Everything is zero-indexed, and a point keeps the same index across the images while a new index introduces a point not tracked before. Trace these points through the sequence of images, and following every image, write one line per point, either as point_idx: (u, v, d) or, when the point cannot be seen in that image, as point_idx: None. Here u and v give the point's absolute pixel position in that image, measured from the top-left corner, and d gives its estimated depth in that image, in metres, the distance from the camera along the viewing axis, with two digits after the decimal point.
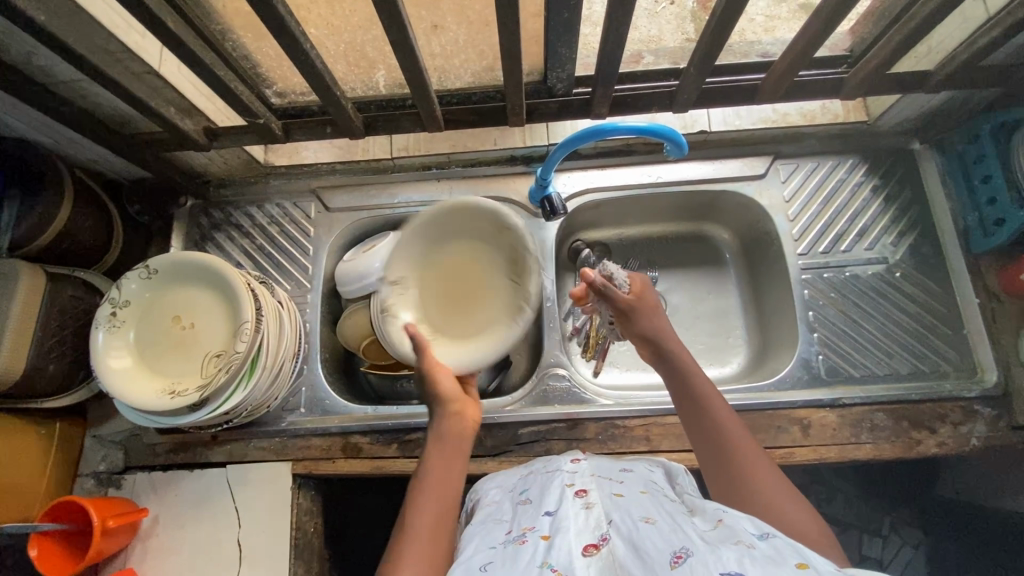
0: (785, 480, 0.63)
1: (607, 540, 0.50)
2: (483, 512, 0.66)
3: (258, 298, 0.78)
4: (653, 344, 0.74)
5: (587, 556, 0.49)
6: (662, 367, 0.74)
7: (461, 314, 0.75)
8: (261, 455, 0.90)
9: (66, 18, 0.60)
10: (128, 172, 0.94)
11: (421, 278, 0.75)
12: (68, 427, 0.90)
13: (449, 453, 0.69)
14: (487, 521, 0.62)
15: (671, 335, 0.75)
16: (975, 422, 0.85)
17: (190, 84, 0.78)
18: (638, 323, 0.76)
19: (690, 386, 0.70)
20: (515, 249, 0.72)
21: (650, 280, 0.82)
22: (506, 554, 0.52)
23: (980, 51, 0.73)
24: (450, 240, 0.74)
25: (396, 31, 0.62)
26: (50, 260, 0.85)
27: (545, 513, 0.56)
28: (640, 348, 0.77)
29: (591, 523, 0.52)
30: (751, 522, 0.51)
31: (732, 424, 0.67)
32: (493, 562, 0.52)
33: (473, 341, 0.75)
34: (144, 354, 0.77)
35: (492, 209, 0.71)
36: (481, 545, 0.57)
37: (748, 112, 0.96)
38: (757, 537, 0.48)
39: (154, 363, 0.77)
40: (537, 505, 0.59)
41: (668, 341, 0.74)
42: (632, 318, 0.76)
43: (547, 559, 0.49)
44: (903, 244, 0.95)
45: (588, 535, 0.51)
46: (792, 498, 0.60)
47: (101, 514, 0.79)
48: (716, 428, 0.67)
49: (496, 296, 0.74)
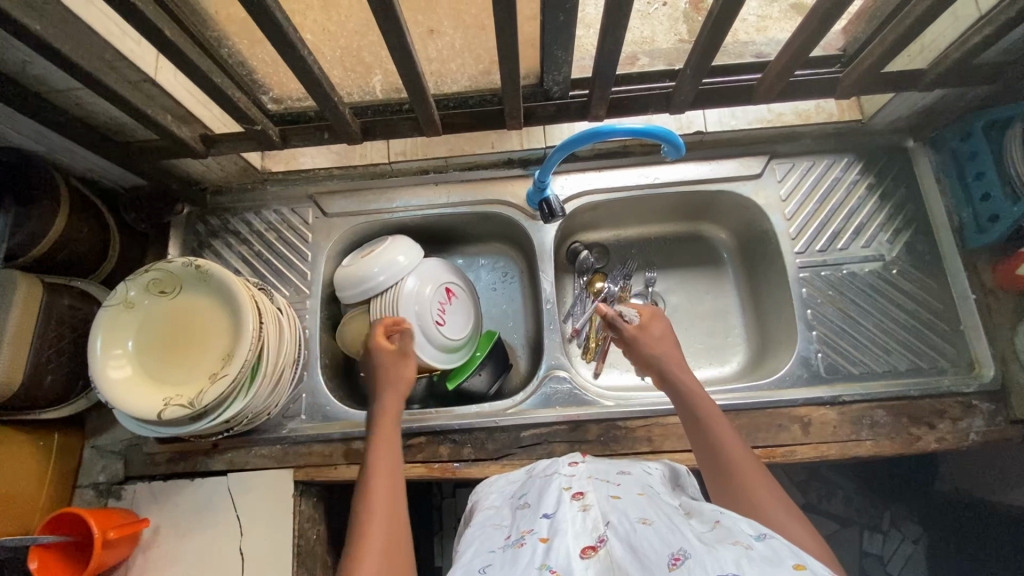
0: (774, 484, 0.63)
1: (604, 542, 0.50)
2: (482, 514, 0.65)
3: (205, 302, 0.79)
4: (657, 370, 0.78)
5: (586, 558, 0.49)
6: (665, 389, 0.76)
7: (219, 333, 0.78)
8: (262, 463, 0.89)
9: (59, 25, 0.59)
10: (124, 179, 0.93)
11: (152, 369, 0.76)
12: (67, 439, 0.89)
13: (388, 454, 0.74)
14: (485, 525, 0.62)
15: (675, 360, 0.78)
16: (973, 416, 0.86)
17: (185, 91, 0.77)
18: (641, 351, 0.79)
19: (689, 405, 0.72)
20: (160, 275, 0.78)
21: (660, 310, 0.85)
22: (503, 559, 0.52)
23: (973, 49, 0.74)
24: (145, 330, 0.77)
25: (393, 36, 0.62)
26: (45, 271, 0.84)
27: (542, 516, 0.56)
28: (648, 375, 0.80)
29: (588, 525, 0.52)
30: (748, 523, 0.51)
31: (728, 433, 0.68)
32: (492, 566, 0.52)
33: (240, 327, 0.76)
34: (130, 353, 0.76)
35: (129, 279, 0.78)
36: (480, 549, 0.57)
37: (744, 111, 0.97)
38: (754, 538, 0.49)
39: (137, 363, 0.76)
40: (535, 508, 0.59)
41: (671, 364, 0.77)
42: (638, 346, 0.80)
43: (546, 561, 0.49)
44: (898, 242, 0.95)
45: (586, 538, 0.51)
46: (782, 504, 0.60)
47: (101, 525, 0.78)
48: (715, 440, 0.68)
49: (222, 304, 0.78)
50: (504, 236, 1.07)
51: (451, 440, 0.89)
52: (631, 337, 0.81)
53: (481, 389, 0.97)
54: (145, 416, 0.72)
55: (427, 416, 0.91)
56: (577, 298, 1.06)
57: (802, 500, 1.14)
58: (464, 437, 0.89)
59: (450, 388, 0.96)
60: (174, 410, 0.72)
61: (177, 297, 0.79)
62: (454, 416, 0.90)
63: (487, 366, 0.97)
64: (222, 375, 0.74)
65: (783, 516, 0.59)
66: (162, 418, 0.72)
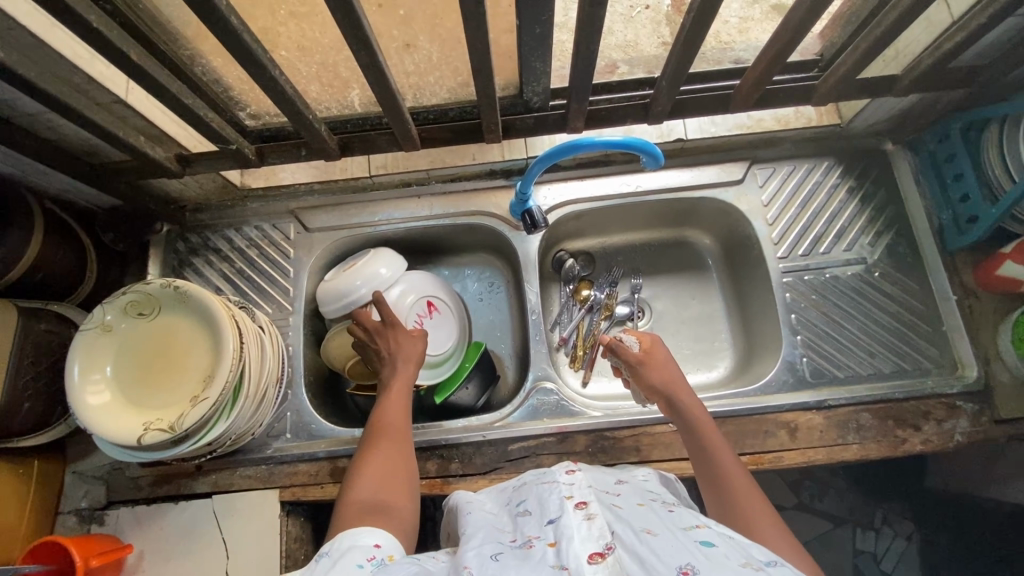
0: (774, 511, 0.63)
1: (612, 549, 0.49)
2: (479, 516, 0.65)
3: (185, 323, 0.78)
4: (662, 397, 0.76)
5: (594, 564, 0.48)
6: (674, 415, 0.75)
7: (199, 352, 0.77)
8: (247, 484, 0.88)
9: (23, 50, 0.58)
10: (99, 199, 0.92)
11: (131, 393, 0.75)
12: (46, 464, 0.88)
13: (400, 404, 0.78)
14: (484, 526, 0.61)
15: (678, 385, 0.76)
16: (958, 418, 0.86)
17: (159, 111, 0.77)
18: (646, 378, 0.77)
19: (694, 433, 0.72)
20: (139, 296, 0.77)
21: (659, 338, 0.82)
22: (513, 556, 0.52)
23: (946, 54, 0.74)
24: (124, 354, 0.76)
25: (365, 55, 0.62)
26: (22, 293, 0.83)
27: (548, 522, 0.56)
28: (654, 400, 0.79)
29: (594, 531, 0.52)
30: (759, 549, 0.51)
31: (729, 459, 0.68)
32: (500, 560, 0.52)
33: (220, 344, 0.75)
34: (108, 379, 0.75)
35: (105, 303, 0.76)
36: (483, 541, 0.57)
37: (723, 119, 0.98)
38: (765, 563, 0.48)
39: (115, 390, 0.75)
40: (538, 514, 0.58)
41: (676, 390, 0.75)
42: (643, 375, 0.77)
43: (558, 560, 0.49)
44: (880, 244, 0.96)
45: (593, 544, 0.50)
46: (778, 528, 0.61)
47: (83, 553, 0.76)
48: (718, 469, 0.68)
49: (201, 323, 0.77)
50: (489, 247, 1.07)
51: (438, 455, 0.89)
52: (633, 363, 0.78)
53: (468, 402, 0.97)
54: (125, 440, 0.71)
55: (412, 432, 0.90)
56: (564, 306, 1.05)
57: (794, 500, 1.14)
58: (452, 451, 0.89)
59: (437, 402, 0.95)
60: (152, 435, 0.71)
61: (156, 319, 0.78)
62: (440, 431, 0.90)
63: (474, 379, 0.96)
64: (202, 397, 0.73)
65: (774, 537, 0.60)
66: (142, 442, 0.71)
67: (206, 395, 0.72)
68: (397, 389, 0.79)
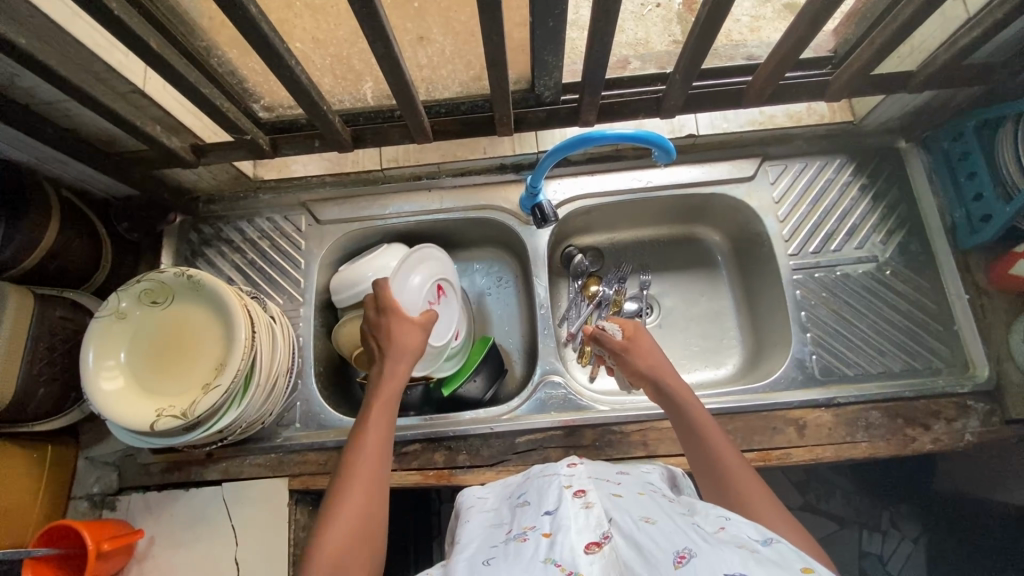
0: (772, 491, 0.63)
1: (608, 538, 0.50)
2: (480, 514, 0.66)
3: (196, 313, 0.79)
4: (650, 381, 0.76)
5: (590, 555, 0.48)
6: (661, 400, 0.75)
7: (209, 343, 0.78)
8: (256, 472, 0.89)
9: (44, 36, 0.59)
10: (114, 189, 0.93)
11: (144, 381, 0.76)
12: (59, 450, 0.89)
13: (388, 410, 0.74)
14: (487, 522, 0.62)
15: (667, 372, 0.76)
16: (969, 417, 0.86)
17: (175, 101, 0.77)
18: (632, 363, 0.78)
19: (685, 423, 0.71)
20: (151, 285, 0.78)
21: (642, 325, 0.84)
22: (508, 552, 0.52)
23: (962, 50, 0.73)
24: (138, 343, 0.77)
25: (381, 46, 0.62)
26: (38, 281, 0.84)
27: (544, 513, 0.56)
28: (641, 387, 0.79)
29: (592, 521, 0.52)
30: (755, 527, 0.50)
31: (723, 446, 0.67)
32: (495, 560, 0.52)
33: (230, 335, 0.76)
34: (119, 367, 0.75)
35: (120, 292, 0.77)
36: (482, 544, 0.57)
37: (735, 114, 0.97)
38: (761, 542, 0.48)
39: (126, 379, 0.75)
40: (536, 505, 0.59)
41: (661, 374, 0.76)
42: (626, 359, 0.79)
43: (550, 555, 0.49)
44: (892, 242, 0.95)
45: (590, 534, 0.51)
46: (777, 512, 0.60)
47: (95, 537, 0.77)
48: (710, 454, 0.67)
49: (213, 314, 0.78)
50: (498, 241, 1.07)
51: (446, 446, 0.89)
52: (619, 350, 0.80)
53: (475, 396, 0.97)
54: (137, 426, 0.72)
55: (419, 423, 0.90)
56: (572, 302, 1.05)
57: (800, 500, 1.14)
58: (459, 443, 0.89)
59: (444, 395, 0.97)
60: (165, 421, 0.72)
61: (168, 308, 0.79)
62: (447, 422, 0.90)
63: (482, 371, 0.97)
64: (212, 386, 0.73)
65: (777, 523, 0.59)
66: (155, 429, 0.72)
67: (216, 383, 0.73)
68: (377, 416, 0.72)
